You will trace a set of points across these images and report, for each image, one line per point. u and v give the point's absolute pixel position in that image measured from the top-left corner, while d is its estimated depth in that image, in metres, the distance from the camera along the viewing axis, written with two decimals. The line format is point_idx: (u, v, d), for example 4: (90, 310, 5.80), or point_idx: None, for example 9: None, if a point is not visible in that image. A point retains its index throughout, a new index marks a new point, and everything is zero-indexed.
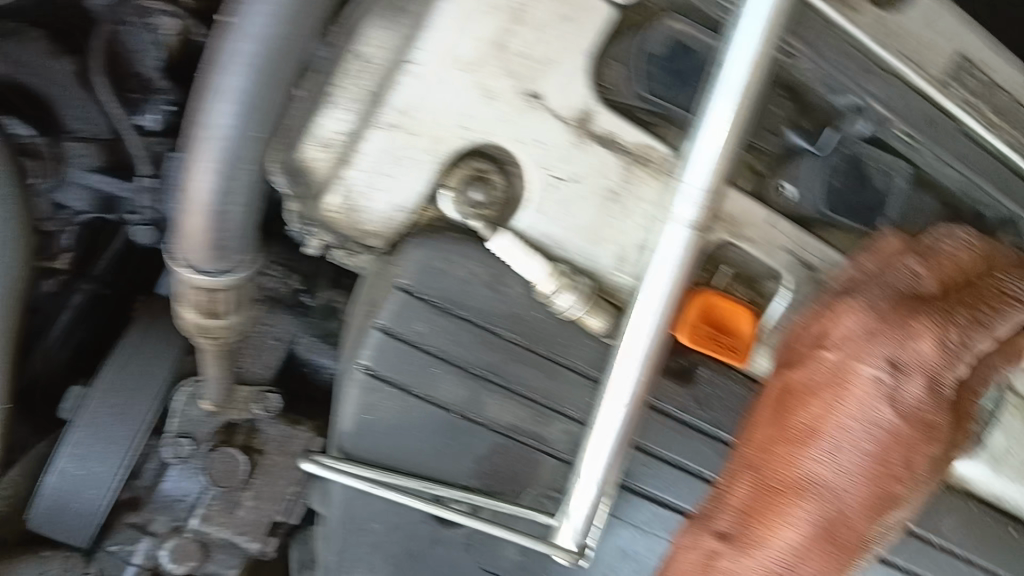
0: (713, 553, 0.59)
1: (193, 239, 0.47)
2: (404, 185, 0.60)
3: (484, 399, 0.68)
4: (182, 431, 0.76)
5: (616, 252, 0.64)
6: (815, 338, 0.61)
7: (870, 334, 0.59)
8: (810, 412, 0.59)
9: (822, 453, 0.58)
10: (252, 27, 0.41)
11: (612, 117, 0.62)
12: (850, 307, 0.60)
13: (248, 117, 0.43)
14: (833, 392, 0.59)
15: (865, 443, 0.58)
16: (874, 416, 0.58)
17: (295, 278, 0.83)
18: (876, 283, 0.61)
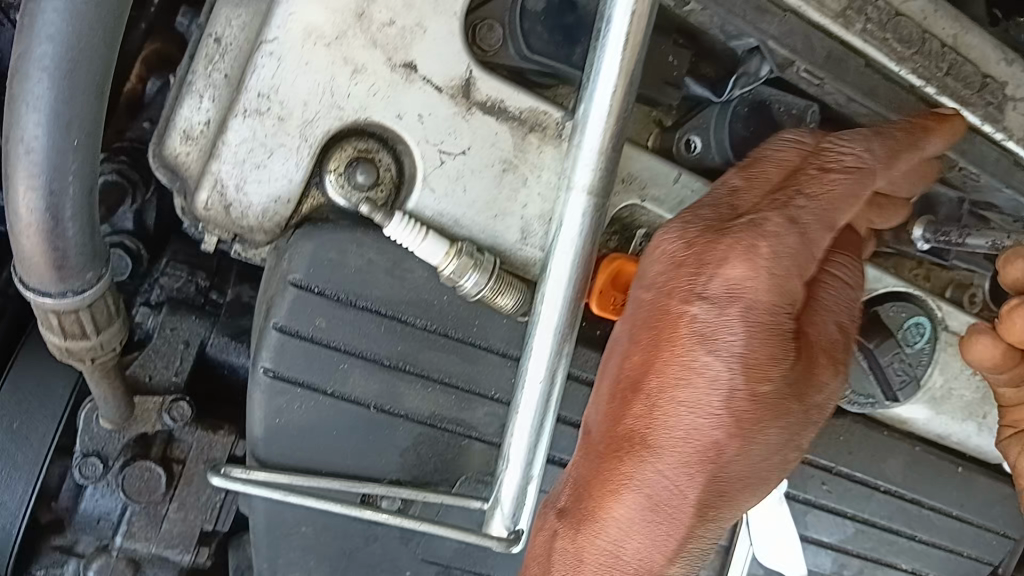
0: (556, 532, 0.57)
1: (31, 259, 0.42)
2: (279, 174, 0.56)
3: (401, 390, 0.65)
4: (90, 450, 0.72)
5: (519, 226, 0.61)
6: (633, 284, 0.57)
7: (678, 263, 0.53)
8: (626, 374, 0.55)
9: (642, 410, 0.53)
10: (47, 26, 0.37)
11: (495, 82, 0.58)
12: (660, 240, 0.55)
13: (65, 124, 0.39)
14: (647, 337, 0.54)
15: (688, 396, 0.52)
16: (691, 365, 0.51)
17: (202, 274, 0.79)
18: (693, 207, 0.56)
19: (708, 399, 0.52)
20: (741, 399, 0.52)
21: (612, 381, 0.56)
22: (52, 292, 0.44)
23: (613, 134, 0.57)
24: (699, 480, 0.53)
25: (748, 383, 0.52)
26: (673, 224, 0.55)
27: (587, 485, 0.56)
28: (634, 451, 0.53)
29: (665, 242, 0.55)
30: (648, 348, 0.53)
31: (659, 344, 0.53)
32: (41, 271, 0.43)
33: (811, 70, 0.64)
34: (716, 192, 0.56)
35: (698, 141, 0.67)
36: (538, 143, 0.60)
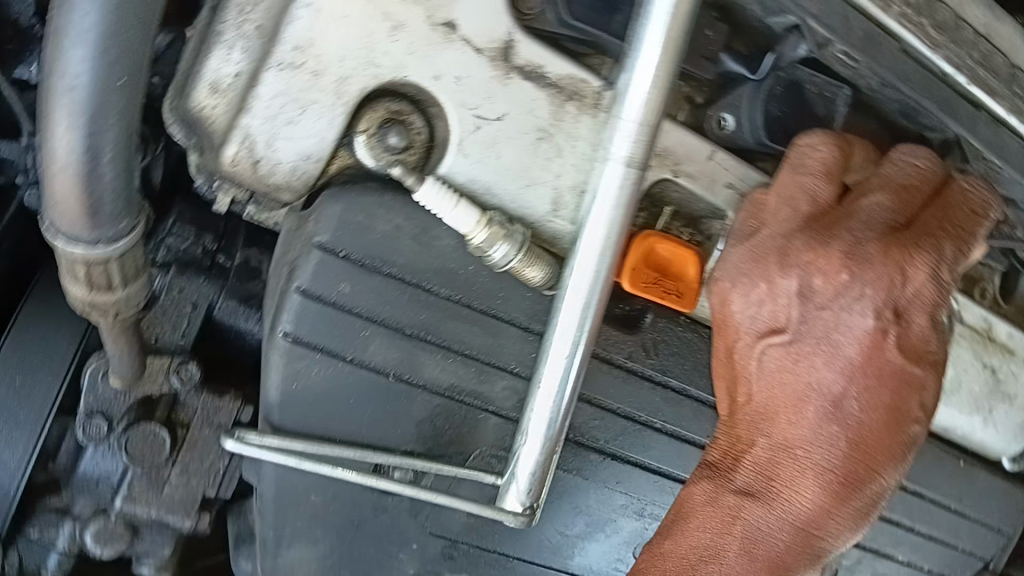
0: (736, 509, 0.59)
1: (65, 204, 0.41)
2: (311, 132, 0.54)
3: (421, 360, 0.64)
4: (93, 410, 0.70)
5: (550, 197, 0.60)
6: (777, 282, 0.58)
7: (858, 280, 0.56)
8: (806, 366, 0.58)
9: (829, 406, 0.57)
10: None
11: (535, 46, 0.56)
12: (822, 252, 0.57)
13: (109, 64, 0.37)
14: (827, 345, 0.57)
15: (873, 397, 0.57)
16: (882, 368, 0.56)
17: (208, 237, 0.77)
18: (841, 220, 0.58)
19: (891, 397, 0.57)
20: (911, 398, 0.58)
21: (778, 372, 0.59)
22: (83, 239, 0.43)
23: (655, 105, 0.56)
24: (873, 471, 0.58)
25: (924, 376, 0.58)
26: (831, 235, 0.57)
27: (770, 472, 0.58)
28: (822, 438, 0.57)
29: (828, 251, 0.56)
30: (830, 343, 0.57)
31: (845, 345, 0.57)
32: (75, 217, 0.42)
33: (848, 51, 0.63)
34: (863, 209, 0.58)
35: (730, 118, 0.67)
36: (575, 112, 0.58)
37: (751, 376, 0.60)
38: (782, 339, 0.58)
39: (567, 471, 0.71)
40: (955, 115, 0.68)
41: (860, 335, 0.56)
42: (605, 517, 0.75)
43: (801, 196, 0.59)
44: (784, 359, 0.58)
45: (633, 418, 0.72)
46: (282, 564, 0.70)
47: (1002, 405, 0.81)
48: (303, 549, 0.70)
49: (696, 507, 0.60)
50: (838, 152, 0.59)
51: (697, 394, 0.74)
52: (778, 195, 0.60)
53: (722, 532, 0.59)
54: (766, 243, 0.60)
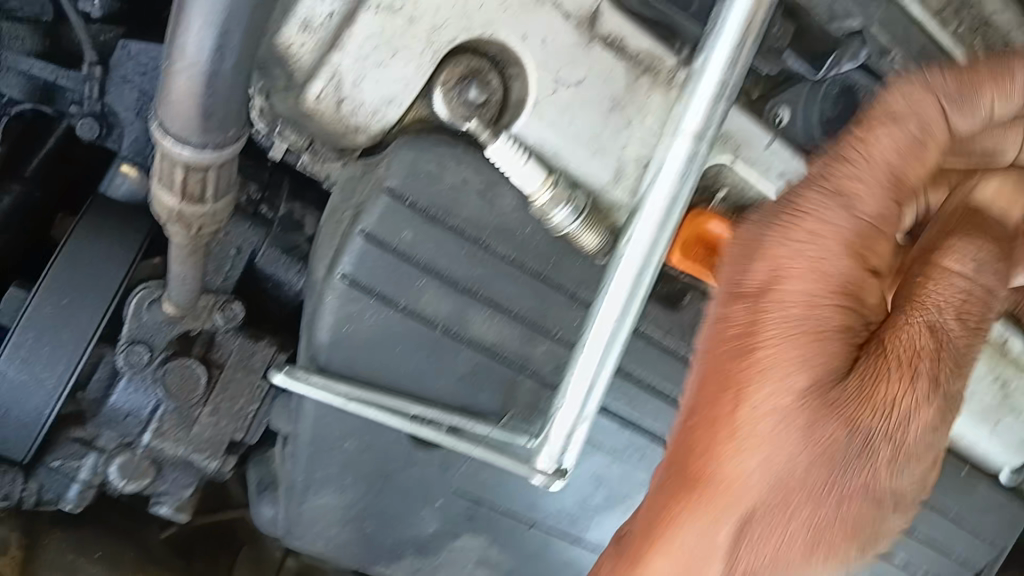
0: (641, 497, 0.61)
1: (183, 101, 0.42)
2: (396, 77, 0.55)
3: (470, 316, 0.65)
4: (135, 338, 0.70)
5: (613, 166, 0.62)
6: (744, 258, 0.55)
7: (743, 248, 0.56)
8: (754, 353, 0.53)
9: (707, 388, 0.56)
10: None
11: (620, 18, 0.58)
12: (803, 258, 0.52)
13: None
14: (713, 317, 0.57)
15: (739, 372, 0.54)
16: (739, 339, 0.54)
17: (254, 187, 0.76)
18: (826, 214, 0.52)
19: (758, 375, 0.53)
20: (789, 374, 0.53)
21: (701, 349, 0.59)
22: (192, 142, 0.44)
23: (730, 85, 0.58)
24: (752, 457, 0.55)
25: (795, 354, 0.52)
26: (824, 245, 0.52)
27: (665, 457, 0.60)
28: (762, 399, 0.54)
29: (808, 258, 0.52)
30: (790, 267, 0.53)
31: (717, 317, 0.56)
32: (191, 115, 0.42)
33: (906, 59, 0.66)
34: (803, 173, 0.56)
35: (785, 113, 0.68)
36: (648, 86, 0.60)
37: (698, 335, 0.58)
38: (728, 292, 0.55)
39: (596, 443, 0.73)
40: None
41: (810, 321, 0.52)
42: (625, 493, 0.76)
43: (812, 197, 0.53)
44: (727, 327, 0.55)
45: (664, 396, 0.73)
46: (306, 510, 0.72)
47: (1006, 417, 0.84)
48: (330, 496, 0.72)
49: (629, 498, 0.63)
50: None
51: None
52: (793, 194, 0.54)
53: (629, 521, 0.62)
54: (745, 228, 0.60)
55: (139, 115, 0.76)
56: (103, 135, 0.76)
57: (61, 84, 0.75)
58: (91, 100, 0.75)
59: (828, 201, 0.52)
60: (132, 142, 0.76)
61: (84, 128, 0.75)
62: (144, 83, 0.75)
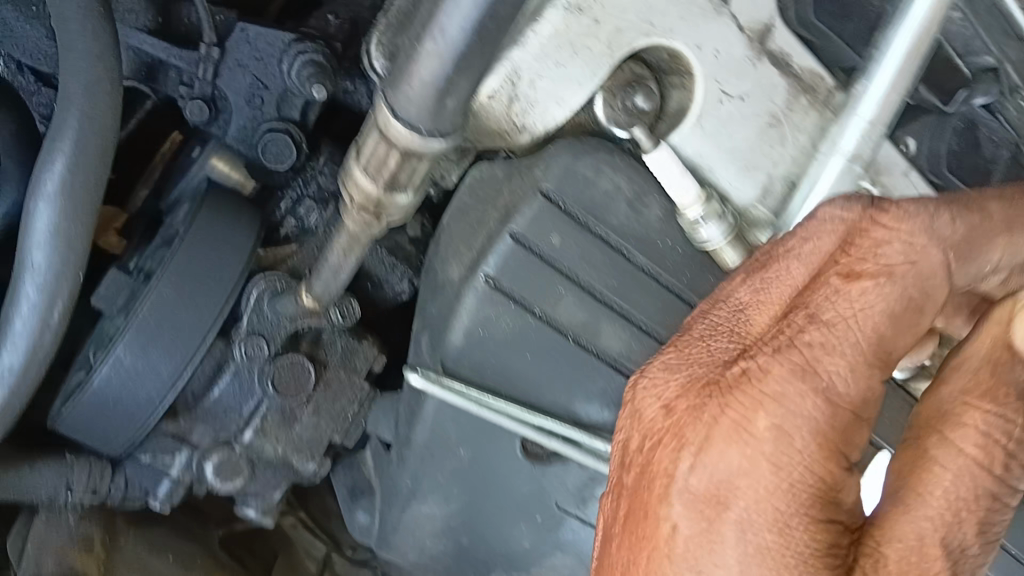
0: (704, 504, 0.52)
1: (422, 89, 0.40)
2: (572, 76, 0.55)
3: (601, 326, 0.64)
4: (252, 332, 0.67)
5: (761, 183, 0.62)
6: (760, 283, 0.46)
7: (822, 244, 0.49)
8: (711, 438, 0.41)
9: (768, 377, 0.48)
10: None
11: (787, 36, 0.60)
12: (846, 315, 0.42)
13: None
14: None
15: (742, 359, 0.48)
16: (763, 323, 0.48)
17: None
18: (751, 380, 0.42)
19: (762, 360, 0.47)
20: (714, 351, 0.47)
21: None
22: (419, 129, 0.42)
23: (891, 107, 0.58)
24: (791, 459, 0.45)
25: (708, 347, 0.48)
26: (893, 302, 0.42)
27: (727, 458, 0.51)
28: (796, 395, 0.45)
29: (859, 321, 0.42)
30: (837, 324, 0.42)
31: None
32: (428, 105, 0.41)
33: None
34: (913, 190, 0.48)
35: (911, 142, 0.69)
36: (805, 106, 0.61)
37: (654, 371, 0.46)
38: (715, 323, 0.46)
39: None
40: None
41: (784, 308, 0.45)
42: None
43: (899, 229, 0.43)
44: (719, 385, 0.43)
45: None
46: (407, 518, 0.71)
47: None
48: (434, 506, 0.70)
49: None
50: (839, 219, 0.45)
51: None
52: (897, 213, 0.44)
53: None
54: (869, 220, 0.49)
55: (249, 102, 0.73)
56: (210, 120, 0.73)
57: (172, 63, 0.72)
58: (203, 82, 0.72)
59: (960, 239, 0.44)
60: (238, 129, 0.74)
61: (192, 110, 0.72)
62: (258, 69, 0.72)
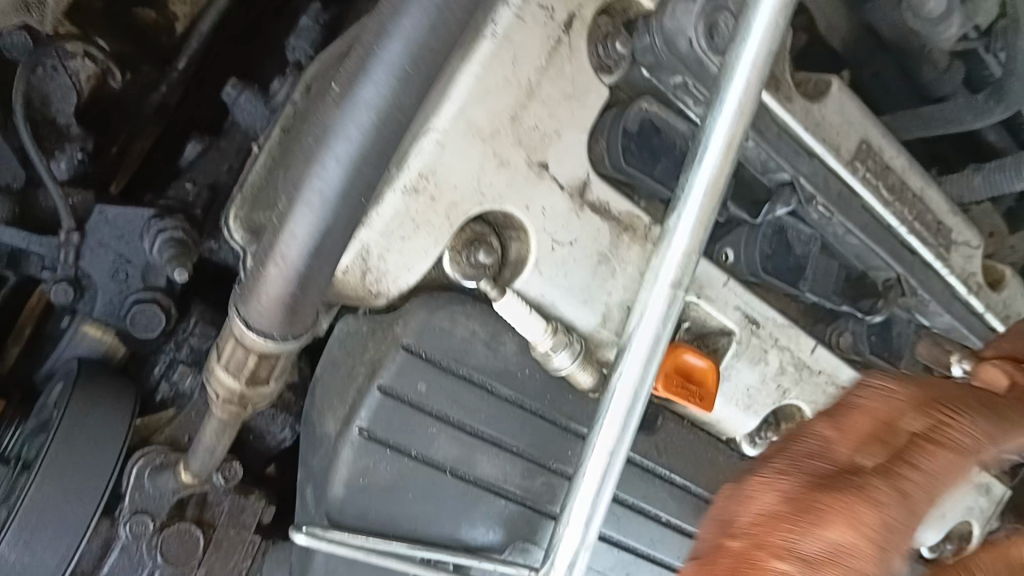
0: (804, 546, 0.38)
1: (271, 305, 0.45)
2: (419, 248, 0.61)
3: (476, 457, 0.69)
4: (138, 508, 0.69)
5: (601, 312, 0.69)
6: (840, 421, 0.44)
7: (931, 426, 0.44)
8: (810, 523, 0.38)
9: (825, 505, 0.39)
10: (363, 98, 0.41)
11: (605, 187, 0.67)
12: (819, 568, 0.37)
13: (351, 175, 0.42)
14: (855, 508, 0.39)
15: (875, 513, 0.39)
16: (878, 501, 0.39)
17: None
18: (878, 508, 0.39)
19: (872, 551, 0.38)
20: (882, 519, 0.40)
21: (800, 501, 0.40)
22: (274, 336, 0.47)
23: (700, 239, 0.67)
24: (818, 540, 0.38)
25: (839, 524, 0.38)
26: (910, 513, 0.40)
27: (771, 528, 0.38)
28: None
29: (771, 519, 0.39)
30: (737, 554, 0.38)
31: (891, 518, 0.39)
32: (280, 316, 0.46)
33: (827, 205, 0.77)
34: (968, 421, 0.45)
35: (729, 253, 0.79)
36: (628, 242, 0.69)
37: (753, 487, 0.41)
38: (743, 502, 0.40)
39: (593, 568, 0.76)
40: (901, 258, 0.83)
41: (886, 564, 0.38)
42: None
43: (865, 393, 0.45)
44: (825, 485, 0.40)
45: (648, 514, 0.78)
46: None
47: None
48: None
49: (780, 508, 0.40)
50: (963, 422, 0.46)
51: (680, 482, 0.80)
52: (964, 427, 0.45)
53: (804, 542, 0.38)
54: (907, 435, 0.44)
55: (114, 277, 0.76)
56: (75, 298, 0.76)
57: (34, 249, 0.75)
58: (66, 265, 0.75)
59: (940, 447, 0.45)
60: (105, 303, 0.77)
61: (58, 293, 0.74)
62: (122, 246, 0.76)
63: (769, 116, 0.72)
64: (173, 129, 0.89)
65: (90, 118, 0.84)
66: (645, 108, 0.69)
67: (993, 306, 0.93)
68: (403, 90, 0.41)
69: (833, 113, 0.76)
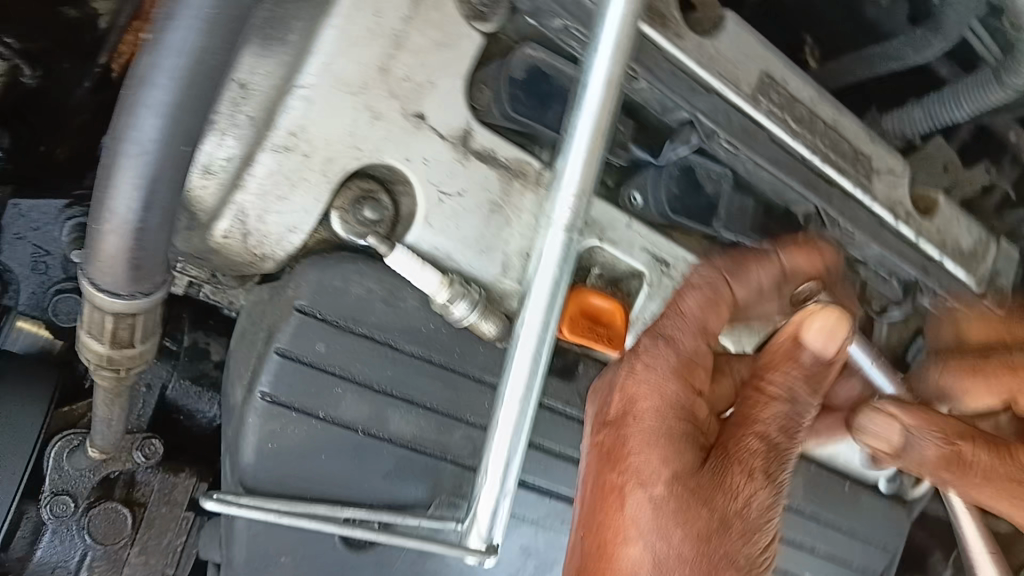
0: (619, 427, 0.55)
1: (116, 263, 0.46)
2: (298, 207, 0.61)
3: (388, 415, 0.70)
4: (59, 490, 0.71)
5: (501, 262, 0.69)
6: (692, 325, 0.57)
7: (710, 305, 0.58)
8: (631, 441, 0.54)
9: (634, 436, 0.54)
10: (171, 42, 0.41)
11: (489, 135, 0.68)
12: (654, 460, 0.53)
13: (169, 127, 0.42)
14: (653, 382, 0.55)
15: (640, 471, 0.53)
16: (665, 392, 0.54)
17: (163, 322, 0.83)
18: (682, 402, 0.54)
19: (654, 468, 0.53)
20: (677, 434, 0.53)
21: (665, 425, 0.54)
22: (122, 295, 0.48)
23: (591, 179, 0.66)
24: (670, 456, 0.53)
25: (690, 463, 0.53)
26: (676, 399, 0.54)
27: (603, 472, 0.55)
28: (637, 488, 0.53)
29: (657, 415, 0.54)
30: (636, 426, 0.54)
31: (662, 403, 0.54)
32: (126, 273, 0.47)
33: (731, 140, 0.75)
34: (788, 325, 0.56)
35: (637, 196, 0.79)
36: (520, 188, 0.70)
37: (611, 377, 0.57)
38: (623, 387, 0.56)
39: (522, 518, 0.76)
40: (816, 188, 0.82)
41: (674, 433, 0.53)
42: (554, 560, 0.79)
43: (690, 279, 0.59)
44: (671, 415, 0.54)
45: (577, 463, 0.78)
46: None
47: None
48: None
49: (628, 451, 0.54)
50: (716, 287, 0.58)
51: None
52: (687, 309, 0.57)
53: (665, 459, 0.53)
54: (710, 328, 0.57)
55: (34, 269, 0.76)
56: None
57: None
58: None
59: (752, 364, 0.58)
60: (30, 296, 0.77)
61: None
62: (38, 238, 0.76)
63: (653, 46, 0.70)
64: (100, 118, 0.84)
65: (24, 118, 0.83)
66: (530, 54, 0.68)
67: (926, 233, 0.91)
68: (211, 32, 0.41)
69: (728, 46, 0.75)
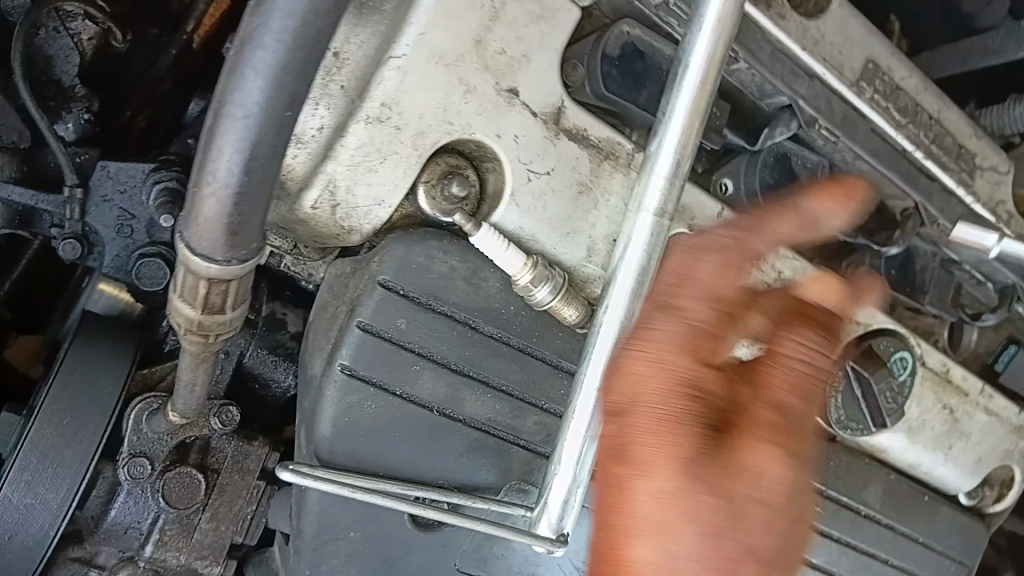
0: (781, 426, 0.50)
1: (215, 230, 0.46)
2: (387, 180, 0.60)
3: (464, 396, 0.69)
4: (136, 451, 0.72)
5: (585, 246, 0.68)
6: (770, 338, 0.51)
7: (800, 329, 0.51)
8: (743, 453, 0.49)
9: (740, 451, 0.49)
10: (279, 3, 0.40)
11: (581, 114, 0.66)
12: (773, 478, 0.48)
13: (274, 92, 0.42)
14: (778, 398, 0.50)
15: (753, 490, 0.48)
16: (777, 411, 0.50)
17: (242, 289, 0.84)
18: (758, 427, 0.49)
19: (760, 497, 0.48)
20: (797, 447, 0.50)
21: (775, 433, 0.50)
22: (218, 260, 0.48)
23: (684, 163, 0.63)
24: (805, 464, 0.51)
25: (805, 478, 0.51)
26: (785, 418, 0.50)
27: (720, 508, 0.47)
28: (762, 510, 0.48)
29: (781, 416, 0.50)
30: (758, 425, 0.49)
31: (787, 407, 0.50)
32: (220, 239, 0.46)
33: (830, 128, 0.72)
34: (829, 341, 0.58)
35: (728, 183, 0.77)
36: (610, 170, 0.68)
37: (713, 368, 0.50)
38: (642, 335, 0.50)
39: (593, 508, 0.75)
40: (916, 184, 0.78)
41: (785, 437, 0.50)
42: None
43: (826, 288, 0.54)
44: (785, 417, 0.50)
45: None
46: None
47: (959, 442, 0.90)
48: None
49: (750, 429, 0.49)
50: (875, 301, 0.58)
51: None
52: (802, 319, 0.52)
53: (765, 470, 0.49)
54: (813, 345, 0.51)
55: (120, 231, 0.77)
56: (85, 254, 0.77)
57: (43, 208, 0.75)
58: (73, 221, 0.76)
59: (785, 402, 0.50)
60: (114, 258, 0.78)
61: (67, 249, 0.75)
62: (123, 202, 0.77)
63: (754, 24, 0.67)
64: (180, 89, 0.86)
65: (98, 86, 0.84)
66: (626, 32, 0.66)
67: None
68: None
69: (831, 29, 0.71)
